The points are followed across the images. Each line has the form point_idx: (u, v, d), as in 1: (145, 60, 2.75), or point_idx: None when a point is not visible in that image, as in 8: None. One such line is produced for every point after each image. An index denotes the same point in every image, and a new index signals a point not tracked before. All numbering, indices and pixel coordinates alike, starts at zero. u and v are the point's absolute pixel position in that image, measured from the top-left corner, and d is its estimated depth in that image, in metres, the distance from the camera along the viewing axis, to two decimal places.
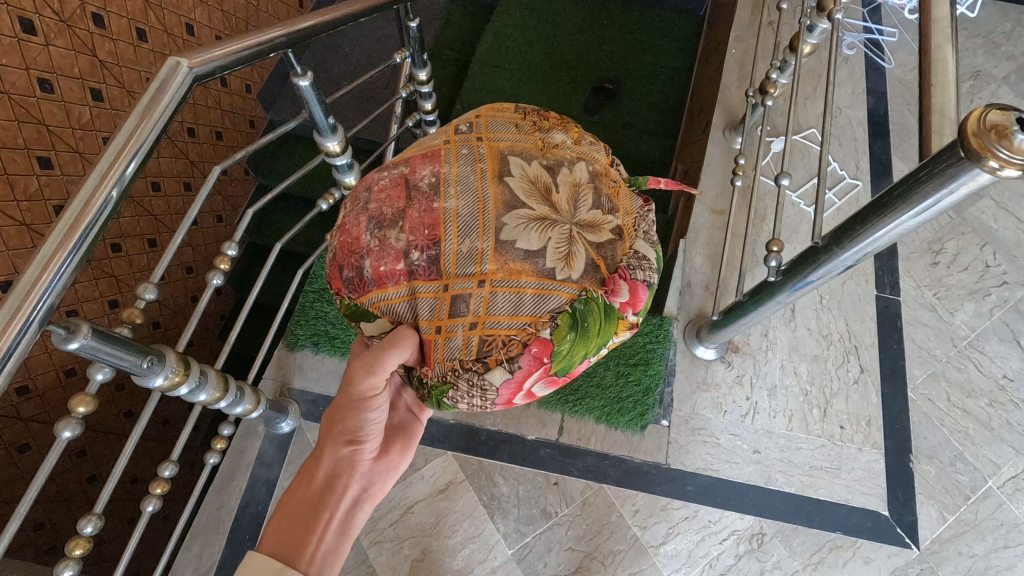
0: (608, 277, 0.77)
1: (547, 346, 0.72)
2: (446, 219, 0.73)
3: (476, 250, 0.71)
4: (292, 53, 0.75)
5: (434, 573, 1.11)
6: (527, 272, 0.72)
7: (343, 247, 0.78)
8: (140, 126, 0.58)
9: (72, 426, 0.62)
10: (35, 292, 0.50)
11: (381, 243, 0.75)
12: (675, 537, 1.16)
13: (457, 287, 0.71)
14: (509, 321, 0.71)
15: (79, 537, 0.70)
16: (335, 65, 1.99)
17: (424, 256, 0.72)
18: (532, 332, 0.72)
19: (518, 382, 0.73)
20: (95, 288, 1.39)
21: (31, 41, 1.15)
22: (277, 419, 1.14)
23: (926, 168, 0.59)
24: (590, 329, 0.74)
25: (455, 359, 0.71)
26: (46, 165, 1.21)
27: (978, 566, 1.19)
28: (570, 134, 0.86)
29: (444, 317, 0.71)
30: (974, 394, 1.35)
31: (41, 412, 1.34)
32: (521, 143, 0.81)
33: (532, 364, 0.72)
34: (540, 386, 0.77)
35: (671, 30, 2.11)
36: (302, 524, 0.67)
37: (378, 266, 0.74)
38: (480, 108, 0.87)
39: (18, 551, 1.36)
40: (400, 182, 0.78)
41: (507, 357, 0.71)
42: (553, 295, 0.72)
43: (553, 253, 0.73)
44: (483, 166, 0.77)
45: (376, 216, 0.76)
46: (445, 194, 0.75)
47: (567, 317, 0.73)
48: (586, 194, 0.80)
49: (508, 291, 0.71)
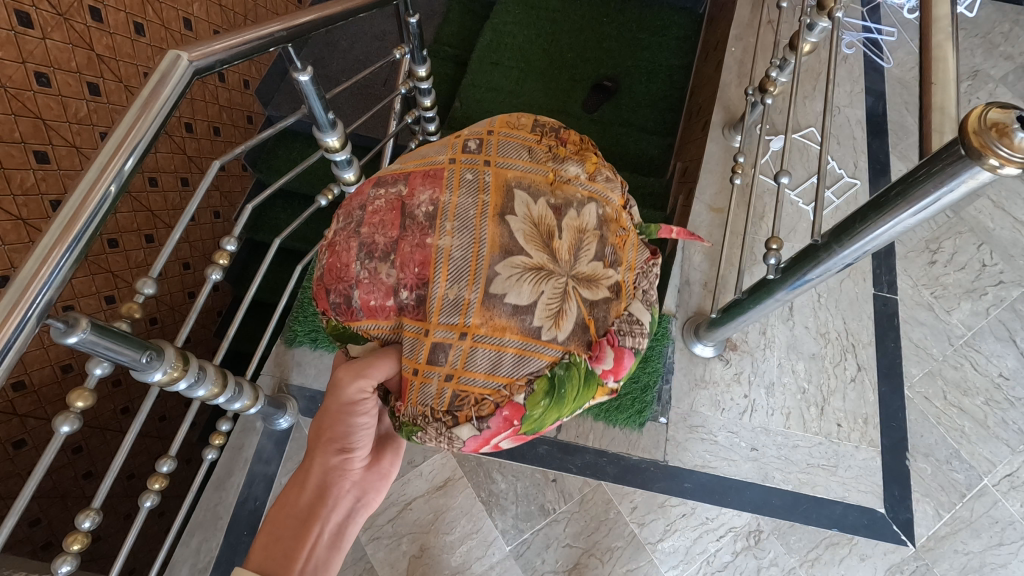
0: (596, 343, 0.76)
1: (519, 411, 0.71)
2: (438, 260, 0.71)
3: (462, 302, 0.69)
4: (291, 48, 0.74)
5: (432, 569, 1.11)
6: (512, 330, 0.71)
7: (330, 268, 0.76)
8: (140, 119, 0.57)
9: (71, 421, 0.61)
10: (33, 287, 0.50)
11: (370, 273, 0.73)
12: (672, 534, 1.16)
13: (437, 336, 0.69)
14: (487, 380, 0.70)
15: (77, 531, 0.70)
16: (334, 62, 1.99)
17: (413, 295, 0.71)
18: (506, 395, 0.71)
19: (485, 439, 0.71)
20: (92, 283, 1.39)
21: (28, 35, 1.14)
22: (275, 415, 1.14)
23: (926, 167, 0.59)
24: (565, 396, 0.73)
25: (427, 406, 0.69)
26: (43, 159, 1.20)
27: (973, 563, 1.20)
28: (586, 167, 0.83)
29: (421, 362, 0.69)
30: (970, 392, 1.36)
31: (37, 408, 1.34)
32: (531, 175, 0.78)
33: (502, 426, 0.71)
34: (507, 442, 0.75)
35: (670, 28, 2.10)
36: (291, 539, 0.66)
37: (367, 298, 0.72)
38: (495, 122, 0.84)
39: (14, 547, 1.35)
40: (396, 206, 0.76)
41: (477, 415, 0.70)
42: (534, 357, 0.71)
43: (543, 313, 0.72)
44: (485, 200, 0.75)
45: (367, 241, 0.74)
46: (441, 229, 0.73)
47: (544, 384, 0.72)
48: (589, 240, 0.78)
49: (490, 349, 0.70)
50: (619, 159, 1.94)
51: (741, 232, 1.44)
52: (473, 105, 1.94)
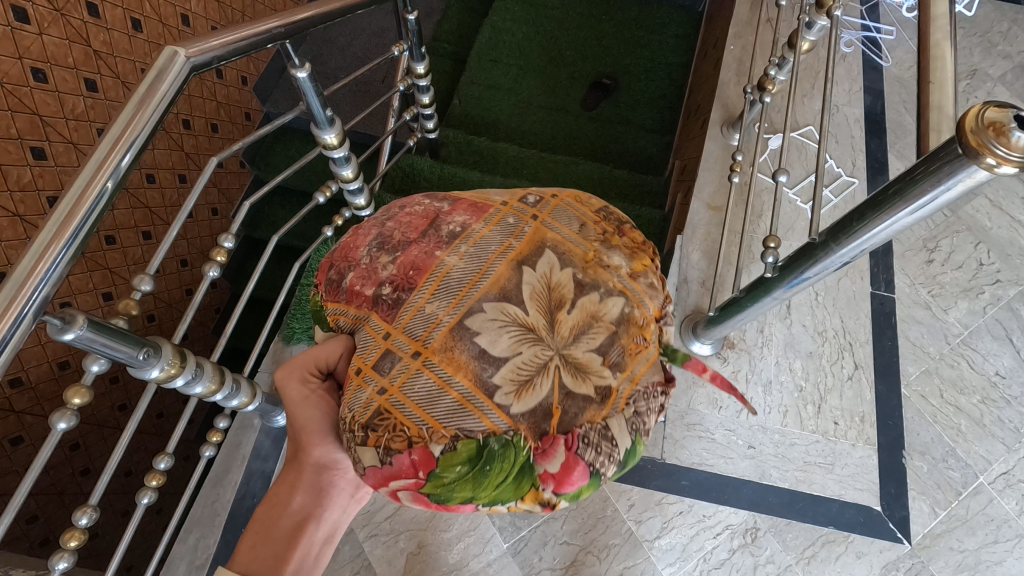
0: (550, 436, 0.65)
1: (430, 462, 0.63)
2: (434, 273, 0.72)
3: (433, 319, 0.69)
4: (289, 44, 0.74)
5: (429, 567, 1.11)
6: (464, 371, 0.66)
7: (345, 246, 0.79)
8: (136, 115, 0.57)
9: (68, 418, 0.61)
10: (29, 284, 0.50)
11: (372, 261, 0.75)
12: (670, 531, 1.17)
13: (394, 344, 0.68)
14: (414, 412, 0.64)
15: (74, 528, 0.70)
16: (332, 58, 1.98)
17: (394, 293, 0.71)
18: (423, 438, 0.63)
19: (383, 477, 0.64)
20: (89, 279, 1.38)
21: (25, 30, 1.13)
22: (273, 413, 1.13)
23: (923, 166, 0.59)
24: (487, 476, 0.63)
25: (350, 411, 0.66)
26: (40, 155, 1.20)
27: (969, 561, 1.21)
28: (633, 263, 0.77)
29: (367, 362, 0.68)
30: (966, 391, 1.37)
31: (34, 404, 1.34)
32: (570, 245, 0.76)
33: (408, 470, 0.63)
34: (405, 499, 0.65)
35: (669, 25, 2.10)
36: (280, 542, 0.64)
37: (355, 282, 0.74)
38: (565, 191, 0.82)
39: (12, 543, 1.35)
40: (429, 217, 0.78)
41: (386, 444, 0.64)
42: (472, 415, 0.64)
43: (507, 373, 0.66)
44: (513, 244, 0.75)
45: (386, 235, 0.77)
46: (455, 248, 0.74)
47: (472, 448, 0.63)
48: (598, 329, 0.71)
49: (433, 381, 0.66)
50: (618, 156, 1.94)
51: (738, 230, 1.44)
52: (473, 102, 1.97)
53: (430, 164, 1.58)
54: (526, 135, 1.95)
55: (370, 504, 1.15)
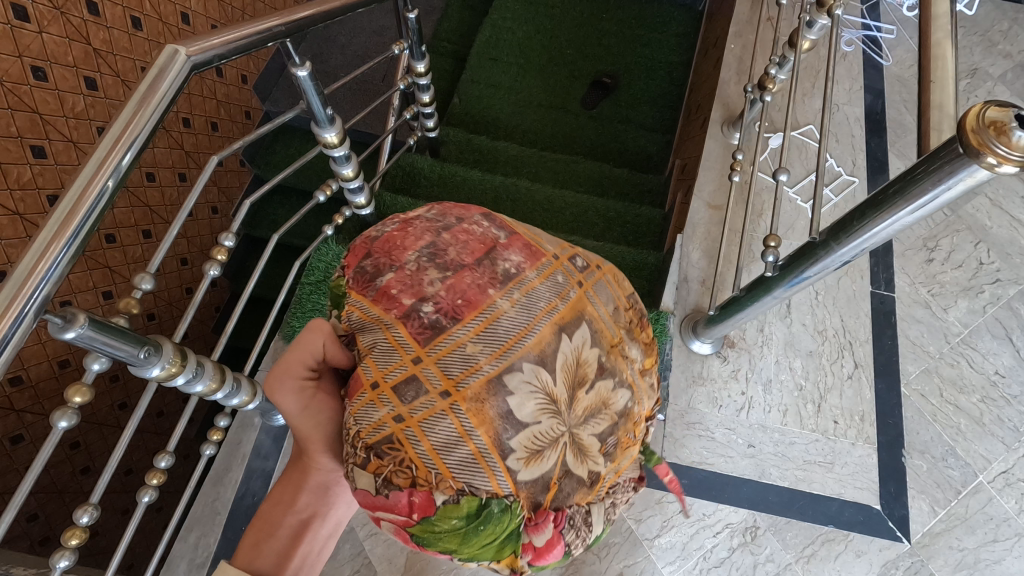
0: (545, 509, 0.65)
1: (429, 508, 0.60)
2: (485, 314, 0.67)
3: (472, 364, 0.64)
4: (289, 43, 0.74)
5: (429, 565, 1.11)
6: (488, 426, 0.62)
7: (389, 239, 0.73)
8: (137, 114, 0.57)
9: (69, 416, 0.61)
10: (30, 283, 0.50)
11: (416, 270, 0.69)
12: (670, 530, 1.17)
13: (424, 373, 0.63)
14: (428, 455, 0.61)
15: (75, 527, 0.70)
16: (332, 57, 1.98)
17: (433, 316, 0.66)
18: (429, 483, 0.60)
19: (373, 503, 0.61)
20: (89, 278, 1.38)
21: (25, 28, 1.13)
22: (273, 411, 1.13)
23: (924, 164, 0.59)
24: (477, 535, 0.61)
25: (358, 426, 0.63)
26: (40, 154, 1.20)
27: (968, 559, 1.21)
28: (645, 359, 0.77)
29: (388, 382, 0.63)
30: (966, 390, 1.37)
31: (35, 403, 1.34)
32: (603, 325, 0.73)
33: (401, 507, 0.61)
34: (386, 527, 0.64)
35: (669, 24, 2.09)
36: (287, 539, 0.64)
37: (392, 284, 0.69)
38: (607, 264, 0.80)
39: (13, 542, 1.35)
40: (486, 245, 0.73)
41: (389, 476, 0.61)
42: (482, 473, 0.61)
43: (524, 440, 0.63)
44: (558, 305, 0.70)
45: (438, 247, 0.71)
46: (507, 292, 0.69)
47: (475, 505, 0.61)
48: (603, 415, 0.70)
49: (455, 429, 0.62)
50: (618, 155, 1.94)
51: (738, 229, 1.44)
52: (473, 101, 1.97)
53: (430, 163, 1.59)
54: (526, 134, 1.95)
55: None
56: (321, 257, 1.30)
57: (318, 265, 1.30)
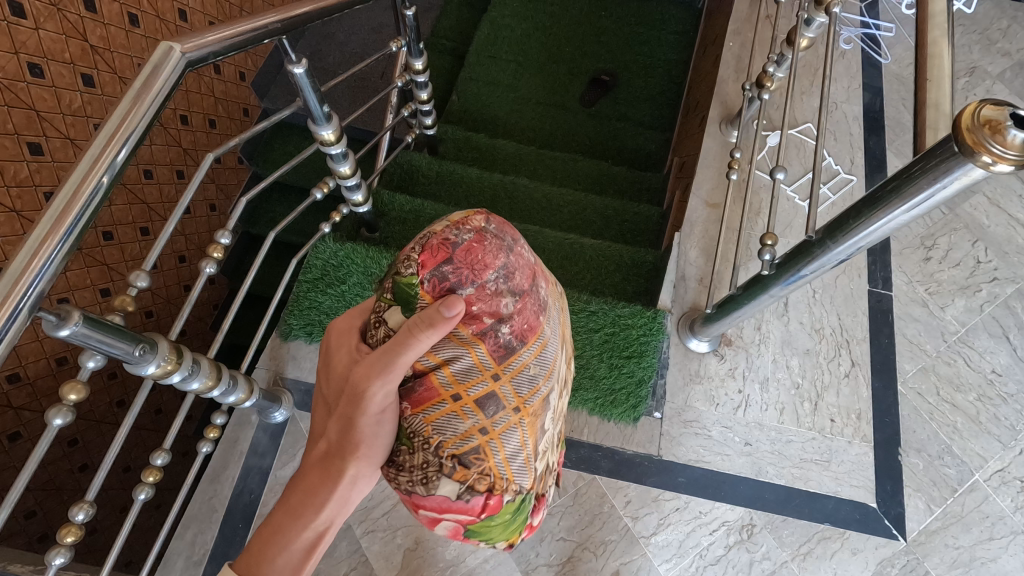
0: (543, 495, 0.72)
1: (497, 508, 0.63)
2: (539, 336, 0.65)
3: (536, 383, 0.64)
4: (286, 40, 0.74)
5: (426, 563, 1.11)
6: (536, 435, 0.66)
7: (470, 249, 0.63)
8: (132, 111, 0.57)
9: (64, 413, 0.61)
10: (24, 279, 0.49)
11: (495, 291, 0.63)
12: (665, 528, 1.17)
13: (501, 389, 0.62)
14: (503, 462, 0.62)
15: (71, 524, 0.70)
16: (330, 54, 1.97)
17: (509, 337, 0.63)
18: (501, 488, 0.62)
19: (444, 507, 0.61)
20: (87, 275, 1.38)
21: (21, 25, 1.13)
22: (271, 408, 1.14)
23: (920, 164, 0.59)
24: (516, 524, 0.67)
25: (439, 438, 0.60)
26: (37, 151, 1.20)
27: (963, 557, 1.21)
28: None
29: (472, 395, 0.61)
30: (963, 388, 1.37)
31: (32, 400, 1.34)
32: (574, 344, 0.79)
33: (476, 510, 0.62)
34: (440, 525, 0.64)
35: (669, 22, 2.09)
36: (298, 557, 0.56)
37: (472, 302, 0.62)
38: None
39: (10, 538, 1.36)
40: (534, 267, 0.68)
41: (471, 483, 0.60)
42: (527, 474, 0.65)
43: (546, 443, 0.69)
44: (567, 327, 0.72)
45: (512, 265, 0.65)
46: (551, 318, 0.68)
47: (518, 501, 0.65)
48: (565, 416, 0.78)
49: (520, 439, 0.63)
50: (616, 153, 1.94)
51: (736, 228, 1.44)
52: (472, 99, 1.96)
53: (428, 161, 1.59)
54: (525, 131, 1.95)
55: (367, 500, 1.15)
56: (318, 255, 1.30)
57: (316, 263, 1.29)
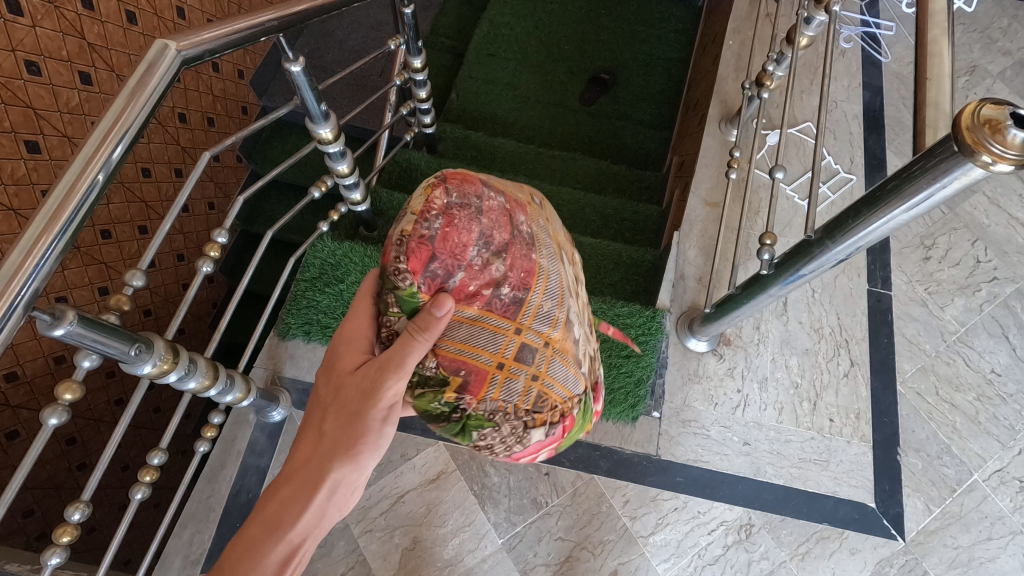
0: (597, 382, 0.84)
1: (571, 421, 0.75)
2: (540, 274, 0.71)
3: (553, 317, 0.72)
4: (283, 38, 0.73)
5: (424, 562, 1.11)
6: (573, 353, 0.75)
7: (446, 235, 0.65)
8: (127, 109, 0.56)
9: (59, 413, 0.61)
10: (18, 278, 0.49)
11: (483, 263, 0.67)
12: (664, 527, 1.17)
13: (528, 337, 0.69)
14: (560, 389, 0.73)
15: (67, 524, 0.69)
16: (329, 52, 1.97)
17: (512, 294, 0.68)
18: (569, 406, 0.74)
19: (539, 447, 0.74)
20: (85, 274, 1.38)
21: (18, 22, 1.12)
22: (268, 407, 1.13)
23: (919, 163, 0.59)
24: (587, 419, 0.80)
25: (507, 402, 0.69)
26: (34, 149, 1.19)
27: (962, 557, 1.21)
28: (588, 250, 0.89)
29: (510, 356, 0.68)
30: (962, 388, 1.37)
31: (30, 399, 1.33)
32: (569, 239, 0.83)
33: (558, 436, 0.75)
34: (539, 455, 0.77)
35: (669, 20, 2.09)
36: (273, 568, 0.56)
37: (467, 283, 0.66)
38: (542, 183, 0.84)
39: (8, 537, 1.35)
40: (507, 213, 0.70)
41: (547, 420, 0.72)
42: (579, 380, 0.76)
43: (585, 347, 0.79)
44: (559, 242, 0.77)
45: (487, 231, 0.67)
46: (542, 249, 0.73)
47: (583, 404, 0.77)
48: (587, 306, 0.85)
49: (562, 364, 0.73)
50: (615, 152, 1.93)
51: (735, 227, 1.43)
52: (471, 97, 1.96)
53: (426, 160, 1.59)
54: (525, 129, 1.95)
55: (365, 499, 1.15)
56: (316, 254, 1.29)
57: (314, 262, 1.29)
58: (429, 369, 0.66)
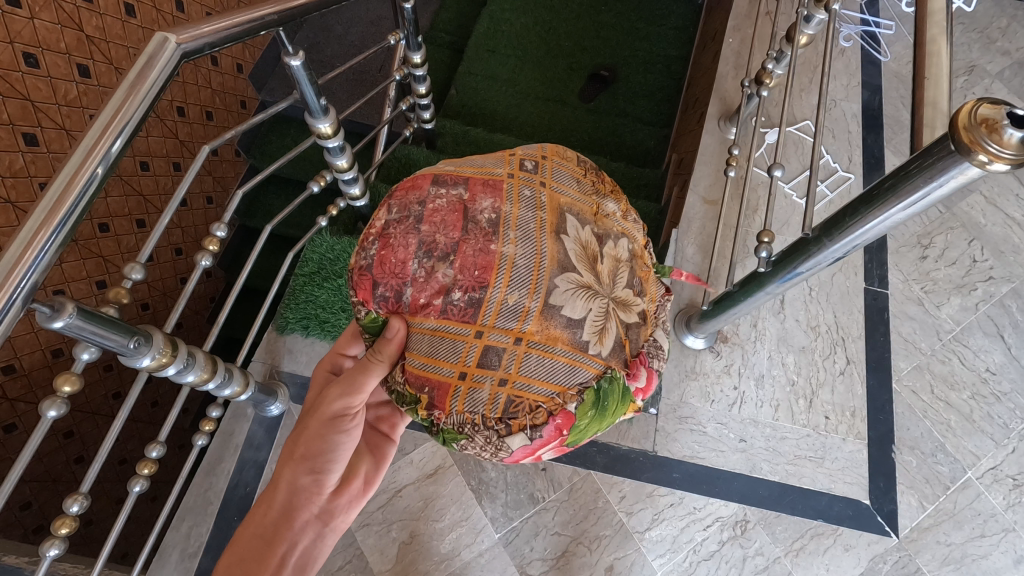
0: (635, 359, 0.75)
1: (571, 420, 0.69)
2: (501, 265, 0.71)
3: (521, 310, 0.69)
4: (283, 32, 0.73)
5: (422, 556, 1.12)
6: (563, 340, 0.70)
7: (382, 258, 0.73)
8: (127, 102, 0.56)
9: (58, 405, 0.61)
10: (18, 270, 0.49)
11: (427, 273, 0.71)
12: (660, 523, 1.17)
13: (491, 338, 0.68)
14: (541, 387, 0.68)
15: (65, 516, 0.70)
16: (328, 47, 1.97)
17: (465, 296, 0.70)
18: (559, 403, 0.69)
19: (532, 449, 0.69)
20: (83, 267, 1.38)
21: (16, 14, 1.12)
22: (267, 402, 1.14)
23: (916, 162, 0.59)
24: (608, 410, 0.72)
25: (473, 413, 0.67)
26: (32, 142, 1.19)
27: (955, 554, 1.22)
28: (621, 204, 0.83)
29: (471, 364, 0.68)
30: (957, 386, 1.38)
31: (28, 392, 1.34)
32: (579, 204, 0.79)
33: (553, 435, 0.69)
34: (547, 454, 0.73)
35: (669, 17, 2.08)
36: (252, 561, 0.65)
37: (417, 295, 0.71)
38: (547, 148, 0.83)
39: (7, 529, 1.36)
40: (458, 208, 0.75)
41: (530, 423, 0.67)
42: (583, 369, 0.70)
43: (592, 327, 0.72)
44: (543, 217, 0.75)
45: (426, 238, 0.73)
46: (504, 237, 0.73)
47: (592, 395, 0.70)
48: (622, 267, 0.78)
49: (542, 356, 0.69)
50: (614, 149, 1.93)
51: (733, 225, 1.44)
52: (471, 93, 1.96)
53: (425, 155, 1.59)
54: (524, 126, 1.95)
55: None
56: (316, 250, 1.30)
57: (313, 257, 1.30)
58: (400, 385, 0.71)
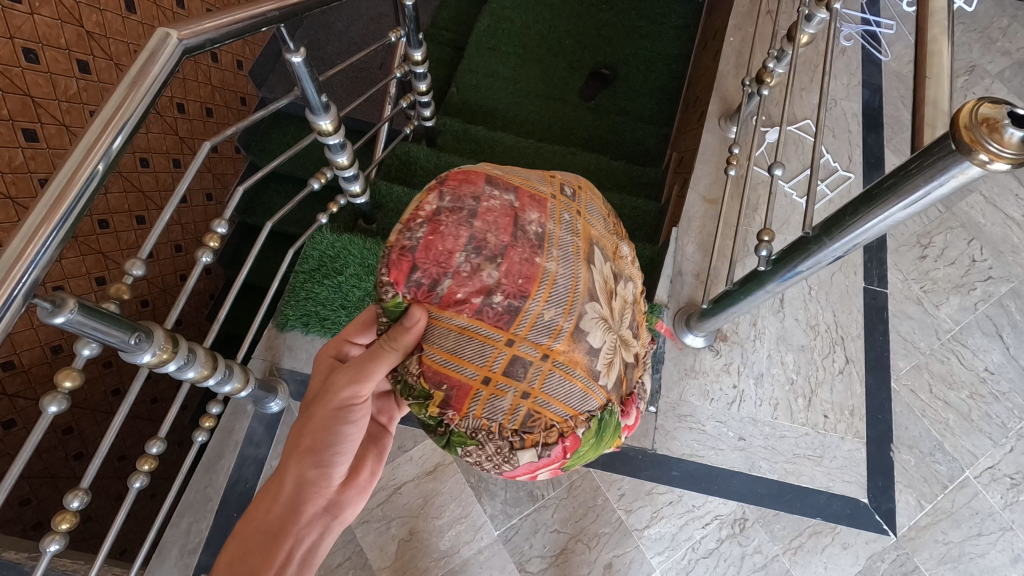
0: (629, 398, 0.79)
1: (577, 444, 0.70)
2: (543, 279, 0.70)
3: (554, 328, 0.69)
4: (283, 28, 0.73)
5: (420, 554, 1.12)
6: (583, 365, 0.71)
7: (429, 243, 0.68)
8: (128, 99, 0.56)
9: (59, 401, 0.61)
10: (19, 266, 0.49)
11: (471, 270, 0.68)
12: (659, 521, 1.18)
13: (521, 349, 0.68)
14: (558, 407, 0.69)
15: (65, 511, 0.69)
16: (328, 44, 1.96)
17: (505, 302, 0.68)
18: (571, 425, 0.70)
19: (535, 466, 0.70)
20: (82, 263, 1.37)
21: (15, 10, 1.11)
22: (267, 398, 1.14)
23: (917, 161, 0.59)
24: (604, 440, 0.74)
25: (491, 421, 0.68)
26: (31, 138, 1.19)
27: (952, 552, 1.22)
28: (632, 250, 0.86)
29: (498, 370, 0.67)
30: (955, 386, 1.38)
31: (27, 387, 1.33)
32: (604, 240, 0.80)
33: (558, 458, 0.70)
34: (543, 474, 0.74)
35: (669, 16, 2.08)
36: (255, 556, 0.65)
37: (455, 289, 0.67)
38: (582, 181, 0.83)
39: (6, 525, 1.36)
40: (510, 214, 0.72)
41: (542, 442, 0.69)
42: (594, 397, 0.72)
43: (605, 360, 0.74)
44: (579, 244, 0.75)
45: (477, 235, 0.69)
46: (548, 253, 0.72)
47: (597, 423, 0.72)
48: (626, 309, 0.81)
49: (564, 377, 0.69)
50: (614, 148, 1.94)
51: (733, 224, 1.44)
52: (471, 91, 1.96)
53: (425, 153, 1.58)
54: (524, 124, 1.95)
55: None
56: (316, 246, 1.30)
57: (313, 254, 1.29)
58: (413, 377, 0.69)
